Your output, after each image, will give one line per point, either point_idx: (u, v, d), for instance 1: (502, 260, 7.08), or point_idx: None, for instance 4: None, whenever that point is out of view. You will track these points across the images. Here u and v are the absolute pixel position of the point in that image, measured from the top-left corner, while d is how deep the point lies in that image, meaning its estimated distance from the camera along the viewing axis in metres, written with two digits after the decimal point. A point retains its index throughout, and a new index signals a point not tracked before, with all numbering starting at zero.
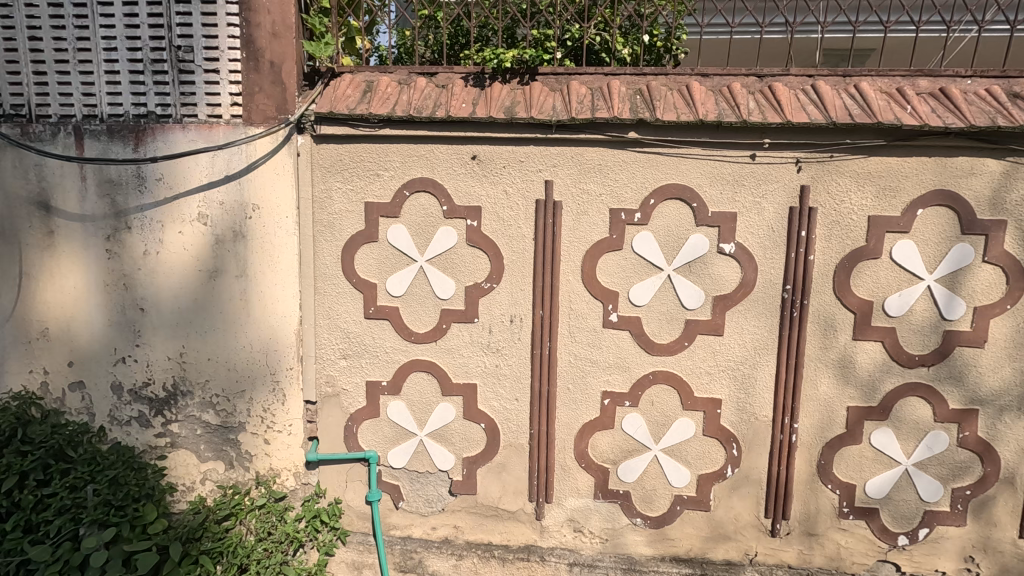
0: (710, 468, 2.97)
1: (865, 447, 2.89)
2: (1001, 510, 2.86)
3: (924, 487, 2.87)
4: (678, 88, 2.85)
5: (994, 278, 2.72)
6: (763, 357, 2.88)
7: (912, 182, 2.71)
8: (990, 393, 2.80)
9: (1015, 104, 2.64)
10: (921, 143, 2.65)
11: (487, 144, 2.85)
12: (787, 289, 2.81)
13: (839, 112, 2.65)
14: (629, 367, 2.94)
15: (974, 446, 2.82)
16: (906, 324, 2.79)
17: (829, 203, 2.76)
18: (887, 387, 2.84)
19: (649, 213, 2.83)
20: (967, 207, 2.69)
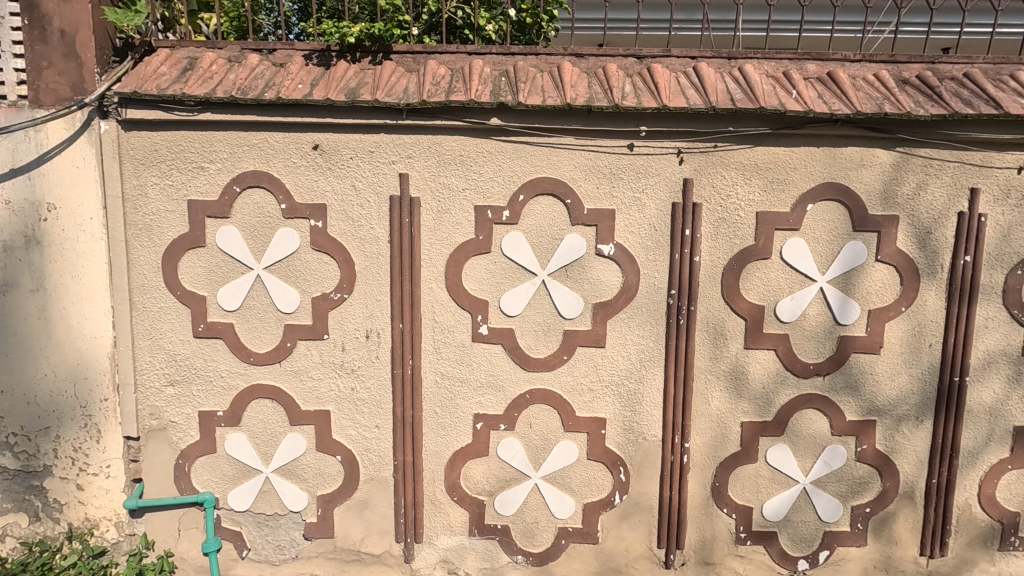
0: (596, 495, 2.66)
1: (761, 465, 2.63)
2: (902, 527, 2.66)
3: (823, 506, 2.64)
4: (549, 70, 2.53)
5: (889, 278, 2.52)
6: (650, 370, 2.59)
7: (801, 175, 2.47)
8: (888, 403, 2.59)
9: (903, 90, 2.45)
10: (808, 131, 2.41)
11: (330, 132, 2.45)
12: (672, 294, 2.54)
13: (720, 97, 2.38)
14: (503, 387, 2.60)
15: (872, 460, 2.61)
16: (800, 330, 2.55)
17: (715, 198, 2.50)
18: (782, 399, 2.59)
19: (518, 211, 2.50)
20: (858, 201, 2.47)
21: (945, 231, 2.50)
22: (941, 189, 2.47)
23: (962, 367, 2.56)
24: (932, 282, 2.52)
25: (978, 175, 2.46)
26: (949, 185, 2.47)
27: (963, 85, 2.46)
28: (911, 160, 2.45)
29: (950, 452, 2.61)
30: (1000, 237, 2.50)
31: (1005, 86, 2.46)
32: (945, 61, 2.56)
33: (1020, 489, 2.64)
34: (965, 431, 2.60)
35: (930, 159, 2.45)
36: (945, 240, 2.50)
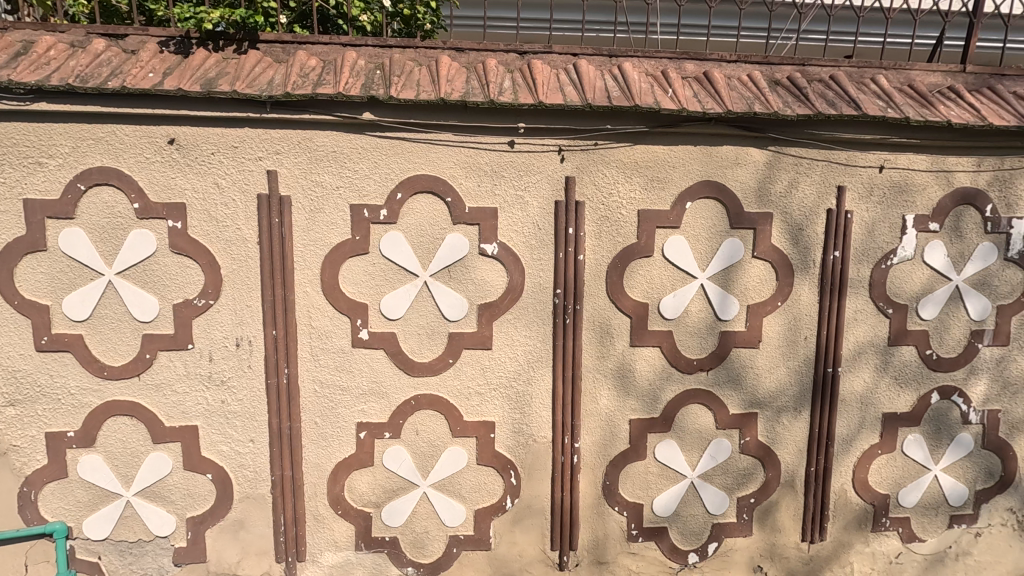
0: (487, 501, 2.61)
1: (650, 462, 2.66)
2: (784, 515, 2.75)
3: (710, 499, 2.69)
4: (428, 64, 2.45)
5: (765, 274, 2.59)
6: (538, 371, 2.56)
7: (679, 173, 2.50)
8: (768, 395, 2.67)
9: (774, 90, 2.52)
10: (684, 130, 2.44)
11: (187, 125, 2.27)
12: (558, 293, 2.52)
13: (597, 94, 2.37)
14: (387, 393, 2.50)
15: (755, 451, 2.68)
16: (682, 326, 2.60)
17: (597, 196, 2.49)
18: (668, 395, 2.63)
19: (397, 210, 2.40)
20: (734, 199, 2.53)
21: (816, 228, 2.59)
22: (811, 187, 2.56)
23: (835, 358, 2.66)
24: (805, 277, 2.61)
25: (844, 173, 2.56)
26: (819, 183, 2.56)
27: (829, 87, 2.55)
28: (782, 158, 2.52)
29: (826, 440, 2.71)
30: (866, 233, 2.61)
31: (866, 89, 2.57)
32: (814, 64, 2.66)
33: (890, 473, 2.77)
34: (840, 419, 2.71)
35: (800, 158, 2.53)
36: (816, 237, 2.59)
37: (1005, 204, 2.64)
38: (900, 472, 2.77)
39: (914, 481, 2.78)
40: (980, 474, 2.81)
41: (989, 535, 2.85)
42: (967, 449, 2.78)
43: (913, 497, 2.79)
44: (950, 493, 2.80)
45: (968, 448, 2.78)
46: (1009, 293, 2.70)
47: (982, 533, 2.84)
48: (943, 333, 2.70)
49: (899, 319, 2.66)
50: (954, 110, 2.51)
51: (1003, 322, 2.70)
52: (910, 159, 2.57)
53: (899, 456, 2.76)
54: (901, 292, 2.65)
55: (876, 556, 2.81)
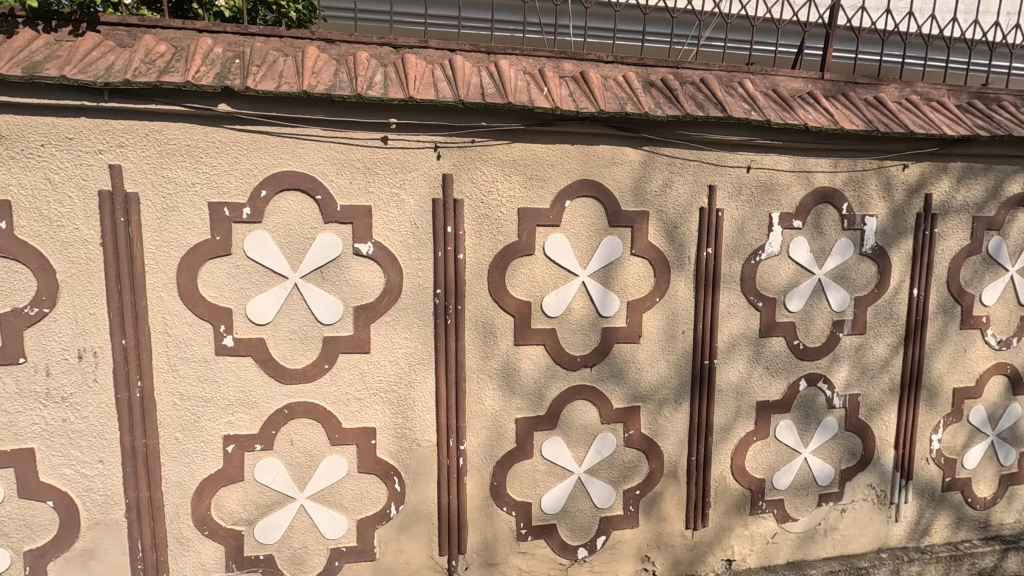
0: (370, 510, 2.52)
1: (537, 460, 2.67)
2: (668, 504, 2.84)
3: (597, 493, 2.74)
4: (294, 55, 2.33)
5: (643, 270, 2.67)
6: (421, 373, 2.50)
7: (558, 171, 2.52)
8: (649, 388, 2.75)
9: (647, 92, 2.59)
10: (560, 129, 2.46)
11: (7, 114, 2.03)
12: (438, 294, 2.46)
13: (472, 91, 2.34)
14: (257, 403, 2.36)
15: (639, 444, 2.76)
16: (565, 323, 2.62)
17: (476, 194, 2.46)
18: (553, 392, 2.65)
19: (262, 208, 2.27)
20: (611, 198, 2.58)
21: (690, 226, 2.69)
22: (685, 186, 2.65)
23: (711, 350, 2.77)
24: (681, 273, 2.70)
25: (715, 173, 2.67)
26: (691, 182, 2.65)
27: (699, 90, 2.66)
28: (656, 158, 2.60)
29: (705, 430, 2.82)
30: (736, 230, 2.74)
31: (733, 92, 2.70)
32: (687, 67, 2.76)
33: (765, 458, 2.92)
34: (718, 409, 2.83)
35: (673, 158, 2.61)
36: (690, 234, 2.69)
37: (860, 202, 2.84)
38: (773, 456, 2.92)
39: (786, 465, 2.94)
40: (844, 454, 3.01)
41: (853, 511, 3.06)
42: (832, 432, 2.97)
43: (786, 479, 2.95)
44: (818, 474, 2.98)
45: (833, 431, 2.98)
46: (865, 285, 2.91)
47: (847, 509, 3.05)
48: (808, 325, 2.87)
49: (768, 312, 2.81)
50: (811, 114, 2.67)
51: (860, 312, 2.91)
52: (775, 161, 2.71)
53: (772, 441, 2.92)
54: (770, 286, 2.80)
55: (754, 537, 2.96)
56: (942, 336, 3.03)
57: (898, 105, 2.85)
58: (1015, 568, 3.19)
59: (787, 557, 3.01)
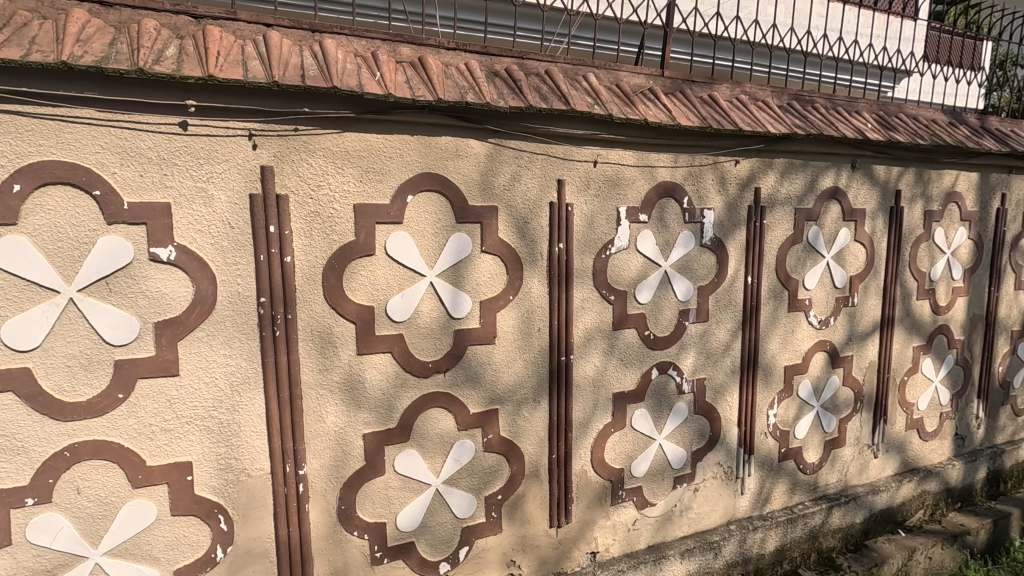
0: (190, 556, 2.18)
1: (391, 476, 2.48)
2: (531, 505, 2.79)
3: (457, 504, 2.61)
4: (55, 18, 1.91)
5: (495, 268, 2.57)
6: (247, 394, 2.19)
7: (397, 164, 2.33)
8: (507, 390, 2.66)
9: (490, 81, 2.48)
10: (397, 118, 2.27)
11: None
12: (263, 302, 2.17)
13: (289, 71, 2.07)
14: (26, 448, 1.92)
15: (499, 448, 2.67)
16: (414, 328, 2.45)
17: (303, 189, 2.19)
18: (404, 403, 2.46)
19: (16, 207, 1.83)
20: (457, 193, 2.44)
21: (540, 221, 2.63)
22: (533, 180, 2.59)
23: (567, 347, 2.75)
24: (534, 270, 2.64)
25: (563, 167, 2.64)
26: (540, 176, 2.60)
27: (543, 82, 2.60)
28: (503, 151, 2.51)
29: (565, 426, 2.80)
30: (586, 225, 2.73)
31: (578, 86, 2.68)
32: (532, 58, 2.70)
33: (623, 448, 2.97)
34: (576, 404, 2.82)
35: (520, 152, 2.54)
36: (541, 229, 2.63)
37: (699, 196, 2.96)
38: (631, 446, 2.99)
39: (643, 452, 3.02)
40: (695, 437, 3.16)
41: (705, 489, 3.23)
42: (683, 417, 3.10)
43: (643, 467, 3.03)
44: (672, 458, 3.10)
45: (683, 415, 3.10)
46: (707, 275, 3.05)
47: (700, 488, 3.21)
48: (657, 315, 2.96)
49: (620, 305, 2.84)
50: (652, 110, 2.72)
51: (703, 301, 3.05)
52: (620, 155, 2.74)
53: (629, 431, 2.97)
54: (620, 280, 2.84)
55: (616, 526, 3.00)
56: (773, 319, 3.28)
57: (729, 103, 3.02)
58: (839, 522, 3.57)
59: (647, 541, 3.09)
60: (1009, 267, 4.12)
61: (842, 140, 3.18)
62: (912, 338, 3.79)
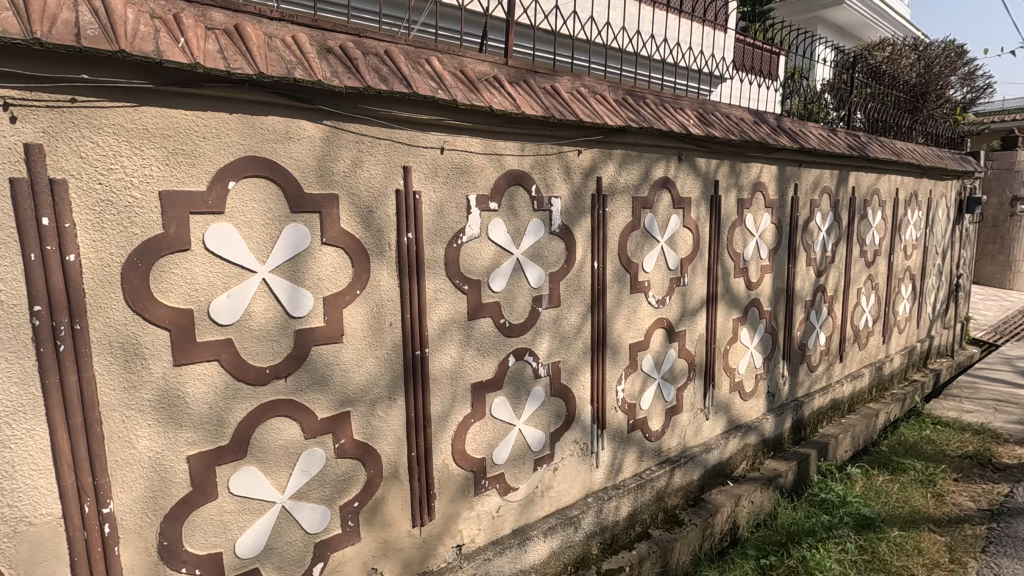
0: None
1: (226, 499, 2.19)
2: (392, 508, 2.67)
3: (307, 519, 2.40)
4: None
5: (338, 260, 2.38)
6: (20, 426, 1.78)
7: (214, 146, 2.04)
8: (359, 390, 2.50)
9: (322, 58, 2.29)
10: (209, 92, 1.99)
11: None
12: (39, 312, 1.77)
13: (59, 28, 1.70)
14: None
15: (353, 453, 2.50)
16: (246, 331, 2.18)
17: (87, 172, 1.82)
18: (238, 415, 2.19)
19: None
20: (290, 179, 2.21)
21: (386, 210, 2.50)
22: (376, 167, 2.45)
23: (421, 340, 2.66)
24: (382, 261, 2.51)
25: (409, 154, 2.52)
26: (383, 163, 2.46)
27: (383, 62, 2.47)
28: (341, 135, 2.33)
29: (423, 422, 2.71)
30: (436, 214, 2.65)
31: (421, 69, 2.59)
32: (370, 36, 2.56)
33: (484, 437, 2.96)
34: (435, 398, 2.75)
35: (360, 135, 2.38)
36: (387, 219, 2.50)
37: (546, 184, 3.04)
38: (492, 434, 2.99)
39: (503, 439, 3.04)
40: (552, 418, 3.26)
41: (564, 467, 3.35)
42: (541, 400, 3.18)
43: (504, 454, 3.06)
44: (532, 441, 3.17)
45: (541, 399, 3.19)
46: (557, 261, 3.15)
47: (559, 467, 3.32)
48: (512, 303, 2.99)
49: (475, 294, 2.82)
50: (496, 97, 2.72)
51: (554, 287, 3.15)
52: (467, 142, 2.70)
53: (490, 420, 2.98)
54: (473, 269, 2.81)
55: (481, 516, 3.00)
56: (618, 300, 3.50)
57: (570, 95, 3.13)
58: (680, 481, 3.94)
59: (511, 525, 3.14)
60: (801, 246, 4.85)
61: (669, 134, 3.47)
62: (732, 311, 4.31)
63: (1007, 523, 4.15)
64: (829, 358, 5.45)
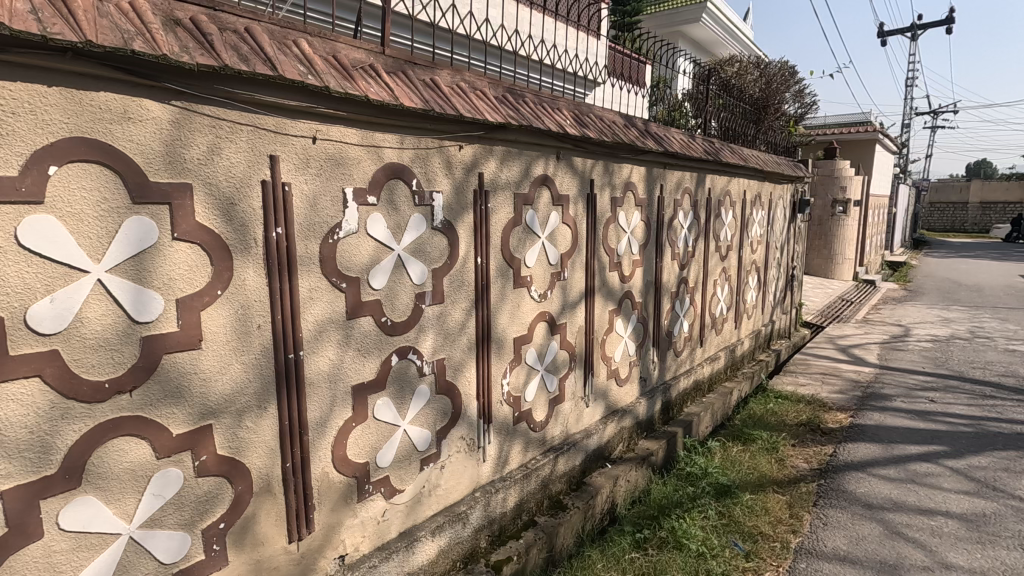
0: None
1: (56, 537, 1.89)
2: (264, 525, 2.47)
3: (162, 548, 2.14)
4: None
5: (194, 257, 2.14)
6: None
7: (29, 124, 1.73)
8: (223, 400, 2.27)
9: (168, 30, 2.05)
10: (20, 59, 1.69)
11: None
12: None
13: None
14: None
15: (217, 470, 2.28)
16: (77, 340, 1.88)
17: None
18: (68, 438, 1.89)
19: None
20: (130, 166, 1.94)
21: (251, 202, 2.29)
22: (238, 155, 2.23)
23: (295, 343, 2.48)
24: (247, 258, 2.30)
25: (276, 141, 2.33)
26: (246, 150, 2.25)
27: (243, 40, 2.28)
28: (194, 118, 2.09)
29: (299, 429, 2.54)
30: (309, 207, 2.48)
31: (288, 51, 2.43)
32: (227, 11, 2.35)
33: (367, 441, 2.85)
34: (311, 403, 2.59)
35: (218, 119, 2.15)
36: (253, 212, 2.29)
37: (427, 179, 2.98)
38: (375, 437, 2.89)
39: (387, 441, 2.95)
40: (438, 416, 3.22)
41: (451, 464, 3.33)
42: (426, 399, 3.13)
43: (388, 456, 2.97)
44: (418, 440, 3.11)
45: (426, 397, 3.13)
46: (440, 258, 3.11)
47: (446, 465, 3.30)
48: (394, 301, 2.90)
49: (353, 292, 2.69)
50: (373, 87, 2.63)
51: (437, 283, 3.10)
52: (342, 132, 2.56)
53: (373, 422, 2.87)
54: (351, 265, 2.68)
55: (365, 523, 2.88)
56: (501, 295, 3.54)
57: (449, 89, 3.11)
58: (564, 467, 4.11)
59: (398, 529, 3.06)
60: (667, 242, 5.27)
61: (547, 133, 3.58)
62: (608, 303, 4.56)
63: (832, 478, 4.86)
64: (692, 344, 5.99)
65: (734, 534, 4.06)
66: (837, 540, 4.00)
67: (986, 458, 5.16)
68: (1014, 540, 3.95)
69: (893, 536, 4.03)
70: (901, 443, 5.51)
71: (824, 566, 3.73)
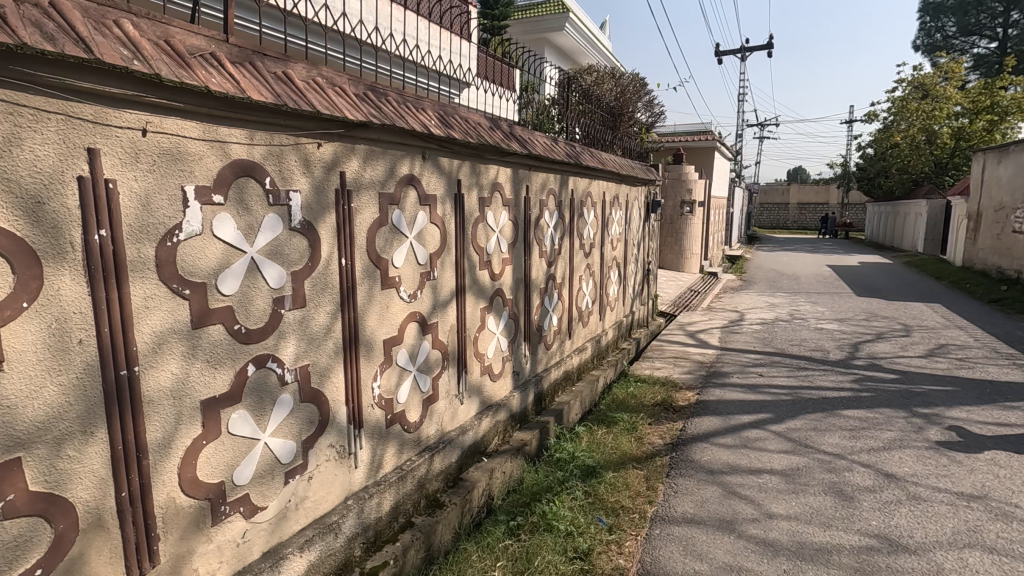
0: None
1: None
2: (95, 565, 2.19)
3: None
4: None
5: None
6: None
7: None
8: (35, 429, 1.98)
9: None
10: None
11: None
12: None
13: None
14: None
15: (29, 509, 1.97)
16: None
17: None
18: None
19: None
20: None
21: (65, 201, 2.01)
22: (44, 146, 1.95)
23: (128, 357, 2.23)
24: (61, 265, 2.01)
25: (96, 133, 2.07)
26: (55, 142, 1.97)
27: (47, 17, 2.02)
28: None
29: (136, 452, 2.29)
30: (140, 207, 2.23)
31: (106, 32, 2.19)
32: None
33: (221, 459, 2.64)
34: (151, 423, 2.34)
35: (15, 105, 1.86)
36: (67, 213, 2.02)
37: (282, 177, 2.82)
38: (231, 454, 2.68)
39: (245, 457, 2.76)
40: (303, 426, 3.07)
41: (319, 474, 3.20)
42: (288, 408, 2.97)
43: (247, 473, 2.77)
44: (281, 453, 2.94)
45: (289, 407, 2.98)
46: (299, 259, 2.96)
47: (313, 475, 3.16)
48: (248, 307, 2.71)
49: (199, 299, 2.48)
50: (213, 78, 2.45)
51: (297, 286, 2.96)
52: (178, 125, 2.33)
53: (227, 439, 2.67)
54: (195, 270, 2.46)
55: (221, 547, 2.67)
56: (368, 297, 3.47)
57: (303, 83, 2.99)
58: (439, 466, 4.14)
59: (261, 549, 2.88)
60: (534, 240, 5.51)
61: (411, 133, 3.57)
62: (479, 302, 4.66)
63: (682, 450, 5.44)
64: (561, 336, 6.32)
65: (599, 511, 4.38)
66: (686, 505, 4.48)
67: (800, 421, 6.10)
68: (819, 487, 4.72)
69: (730, 495, 4.62)
70: (737, 414, 6.31)
71: (675, 529, 4.16)
